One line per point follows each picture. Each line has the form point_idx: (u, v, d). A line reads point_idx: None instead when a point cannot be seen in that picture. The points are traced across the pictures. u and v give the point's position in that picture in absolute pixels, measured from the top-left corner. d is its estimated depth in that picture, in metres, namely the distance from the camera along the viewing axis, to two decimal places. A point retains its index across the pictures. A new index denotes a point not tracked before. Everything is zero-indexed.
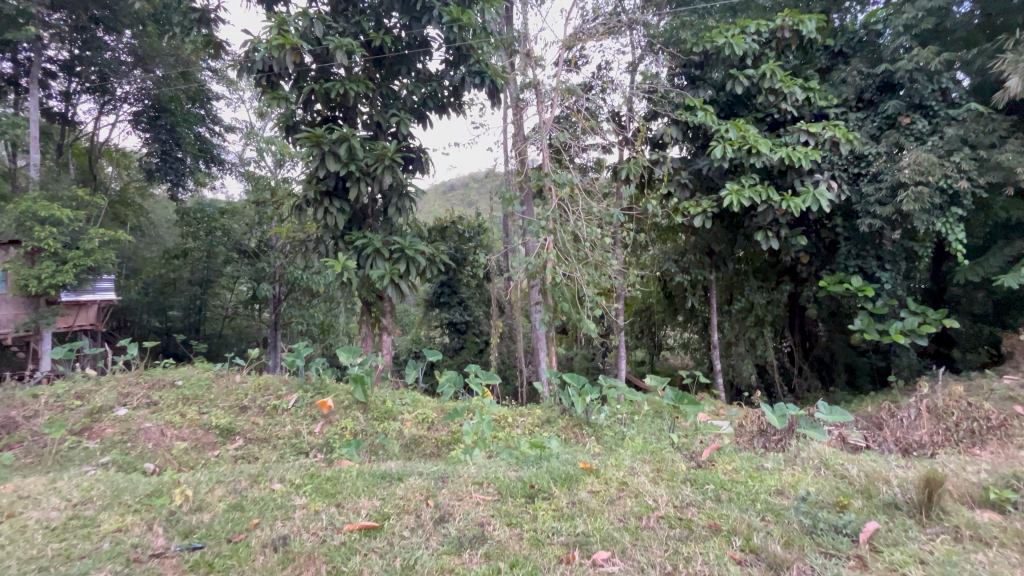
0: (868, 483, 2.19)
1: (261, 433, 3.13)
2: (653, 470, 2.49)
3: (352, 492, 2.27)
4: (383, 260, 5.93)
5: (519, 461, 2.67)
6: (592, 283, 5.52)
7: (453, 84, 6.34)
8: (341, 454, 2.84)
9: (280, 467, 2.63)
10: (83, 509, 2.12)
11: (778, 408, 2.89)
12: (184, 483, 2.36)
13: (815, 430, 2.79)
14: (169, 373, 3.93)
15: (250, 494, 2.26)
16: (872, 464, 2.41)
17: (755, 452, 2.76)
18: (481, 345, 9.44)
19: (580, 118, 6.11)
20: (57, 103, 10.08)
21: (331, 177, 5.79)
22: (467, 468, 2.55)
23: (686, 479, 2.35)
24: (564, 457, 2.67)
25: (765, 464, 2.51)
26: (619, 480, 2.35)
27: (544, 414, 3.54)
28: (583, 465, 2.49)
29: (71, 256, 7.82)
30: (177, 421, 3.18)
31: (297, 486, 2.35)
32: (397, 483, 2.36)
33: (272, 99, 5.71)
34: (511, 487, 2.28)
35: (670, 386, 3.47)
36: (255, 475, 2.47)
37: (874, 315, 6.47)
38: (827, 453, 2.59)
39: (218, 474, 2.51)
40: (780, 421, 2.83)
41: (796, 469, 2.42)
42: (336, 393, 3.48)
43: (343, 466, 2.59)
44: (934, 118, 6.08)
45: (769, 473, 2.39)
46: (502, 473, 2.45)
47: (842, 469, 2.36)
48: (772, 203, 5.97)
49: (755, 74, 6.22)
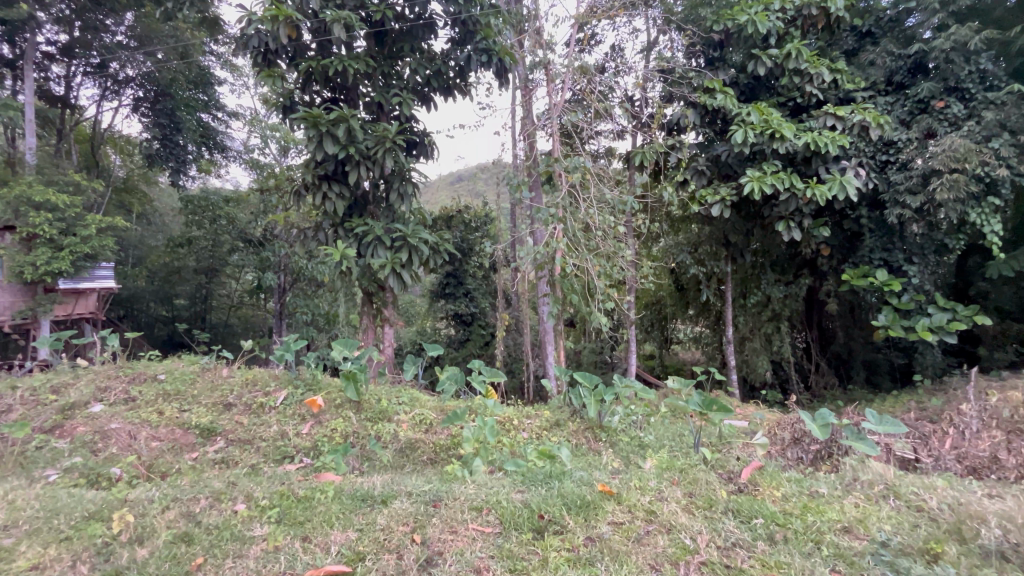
0: (938, 523, 1.87)
1: (243, 435, 2.86)
2: (685, 496, 2.18)
3: (325, 521, 2.00)
4: (385, 249, 5.64)
5: (528, 480, 2.38)
6: (604, 275, 5.22)
7: (458, 64, 6.01)
8: (327, 463, 2.57)
9: (260, 480, 2.37)
10: (3, 538, 1.86)
11: (819, 416, 2.54)
12: (143, 504, 2.09)
13: (863, 442, 2.42)
14: (153, 366, 3.69)
15: (206, 520, 1.99)
16: (946, 492, 2.08)
17: (802, 473, 2.44)
18: (487, 337, 9.19)
19: (592, 100, 5.78)
20: (58, 85, 9.85)
21: (330, 161, 5.51)
22: (464, 488, 2.26)
23: (727, 509, 2.04)
24: (577, 474, 2.37)
25: (817, 489, 2.19)
26: (646, 508, 2.06)
27: (553, 416, 3.26)
28: (600, 487, 2.18)
29: (67, 243, 7.63)
30: (153, 420, 2.93)
31: (263, 509, 2.09)
32: (380, 508, 2.09)
33: (268, 76, 5.35)
34: (516, 518, 2.00)
35: (697, 389, 3.05)
36: (218, 492, 2.20)
37: (901, 311, 6.10)
38: (882, 477, 2.27)
39: (184, 490, 2.24)
40: (823, 431, 2.47)
41: (858, 498, 2.10)
42: (328, 391, 3.23)
43: (327, 484, 2.31)
44: (971, 101, 5.64)
45: (818, 500, 2.08)
46: (505, 496, 2.16)
47: (917, 501, 2.04)
48: (796, 191, 5.58)
49: (779, 53, 5.79)
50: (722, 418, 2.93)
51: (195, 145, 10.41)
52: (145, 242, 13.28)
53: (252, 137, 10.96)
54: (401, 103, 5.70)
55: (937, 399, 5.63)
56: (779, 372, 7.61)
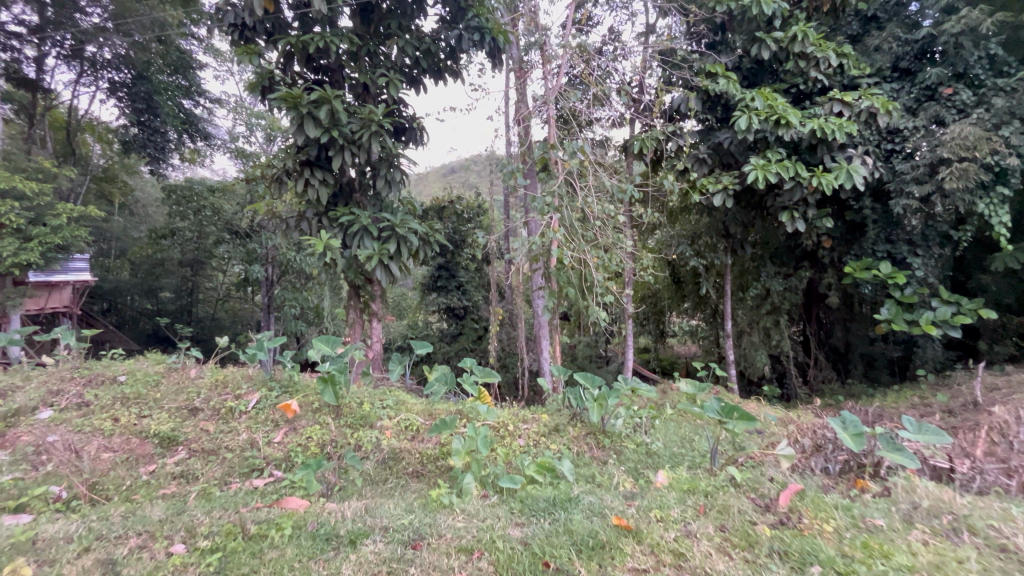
0: (1014, 562, 1.59)
1: (207, 445, 2.56)
2: (718, 532, 1.87)
3: (274, 572, 1.69)
4: (371, 239, 5.31)
5: (530, 508, 2.11)
6: (602, 267, 4.95)
7: (449, 44, 5.68)
8: (298, 482, 2.28)
9: (217, 507, 2.09)
10: None
11: (850, 425, 2.28)
12: (56, 547, 1.76)
13: (901, 454, 2.16)
14: (114, 366, 3.38)
15: (129, 570, 1.67)
16: (1013, 521, 1.81)
17: (844, 494, 2.15)
18: (480, 332, 8.91)
19: (591, 83, 5.49)
20: (31, 68, 9.36)
21: (312, 145, 5.19)
22: (450, 521, 1.98)
23: (774, 552, 1.72)
24: (583, 501, 2.10)
25: (873, 520, 1.86)
26: (672, 549, 1.76)
27: (551, 420, 2.99)
28: (615, 522, 1.90)
29: (36, 232, 7.22)
30: (106, 428, 2.62)
31: (201, 554, 1.77)
32: (348, 552, 1.79)
33: (244, 52, 4.98)
34: (516, 564, 1.72)
35: (714, 395, 2.61)
36: (153, 531, 1.90)
37: (904, 304, 5.90)
38: (925, 499, 2.01)
39: (114, 526, 1.94)
40: (857, 442, 2.20)
41: (923, 530, 1.78)
42: (305, 394, 2.96)
43: (292, 516, 2.02)
44: (980, 87, 5.40)
45: (870, 532, 1.79)
46: (500, 533, 1.89)
47: (999, 539, 1.70)
48: (801, 179, 5.32)
49: (784, 36, 5.48)
50: (743, 429, 2.51)
51: (177, 132, 10.03)
52: (127, 233, 12.86)
53: (236, 125, 10.54)
54: (388, 84, 5.34)
55: (943, 395, 5.44)
56: (778, 367, 7.43)
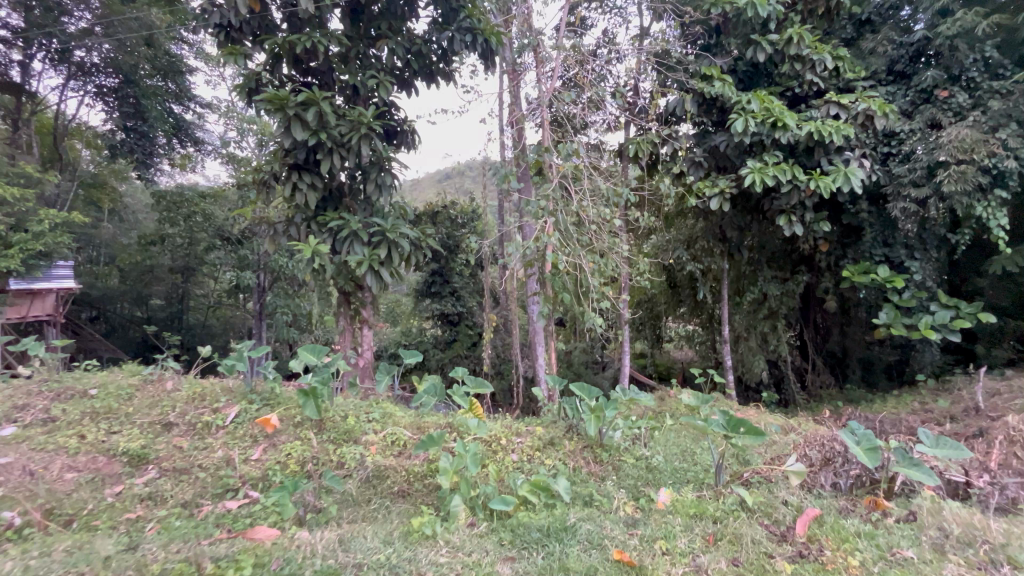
0: None
1: (178, 463, 2.40)
2: (734, 568, 1.73)
3: None
4: (362, 245, 5.16)
5: (523, 535, 1.96)
6: (598, 272, 4.83)
7: (440, 46, 5.57)
8: (273, 507, 2.11)
9: (177, 540, 1.87)
10: None
11: (864, 439, 2.15)
12: None
13: (919, 469, 2.03)
14: (87, 378, 3.22)
15: None
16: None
17: (862, 518, 2.01)
18: (475, 338, 8.76)
19: (586, 86, 5.39)
20: (16, 72, 9.18)
21: (300, 148, 5.05)
22: (433, 556, 1.79)
23: None
24: (581, 530, 1.95)
25: (902, 552, 1.73)
26: None
27: (546, 433, 2.84)
28: (617, 557, 1.76)
29: (17, 239, 7.02)
30: (71, 447, 2.46)
31: None
32: None
33: (228, 53, 4.85)
34: None
35: (719, 409, 2.49)
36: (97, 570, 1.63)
37: (903, 308, 5.81)
38: (944, 524, 1.88)
39: (53, 566, 1.65)
40: (873, 459, 2.08)
41: (958, 565, 1.64)
42: (286, 407, 2.81)
43: (258, 550, 1.80)
44: (976, 90, 5.34)
45: (901, 567, 1.66)
46: (487, 571, 1.72)
47: None
48: (798, 183, 5.23)
49: (778, 38, 5.41)
50: (749, 444, 2.39)
51: (166, 137, 9.83)
52: (116, 240, 12.65)
53: (227, 130, 10.39)
54: (378, 86, 5.22)
55: (944, 401, 5.34)
56: (776, 372, 7.33)
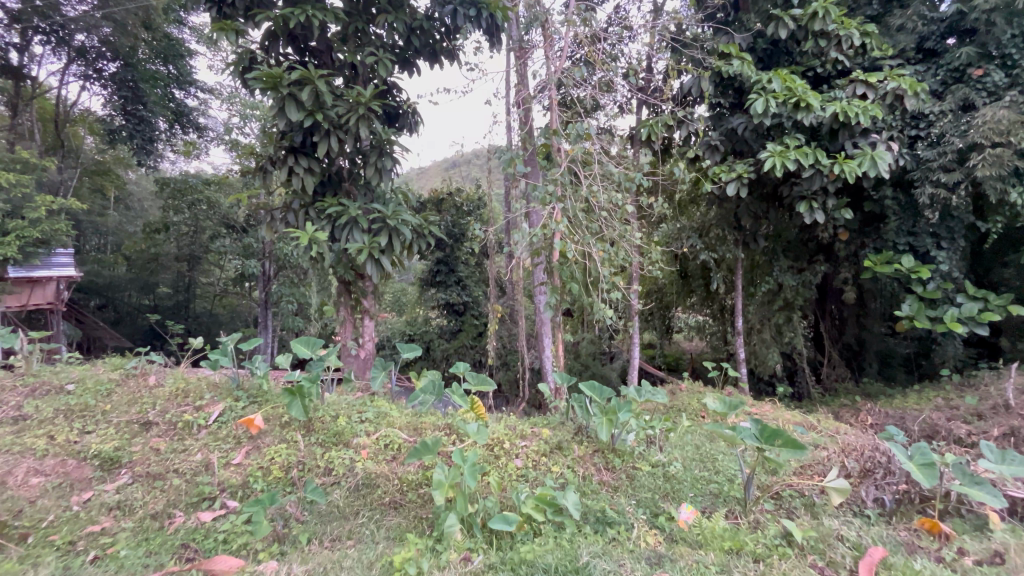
0: None
1: (153, 468, 2.20)
2: None
3: None
4: (361, 232, 4.92)
5: (525, 564, 1.75)
6: (608, 261, 4.56)
7: (444, 23, 5.28)
8: (245, 527, 1.91)
9: (124, 572, 1.67)
10: None
11: (918, 453, 1.97)
12: None
13: (984, 490, 1.82)
14: (66, 372, 3.04)
15: None
16: None
17: (929, 559, 1.72)
18: (481, 328, 8.56)
19: (598, 64, 5.07)
20: (13, 54, 8.90)
21: (296, 131, 4.81)
22: None
23: None
24: (595, 570, 1.68)
25: None
26: None
27: (553, 436, 2.62)
28: None
29: (13, 227, 6.86)
30: (38, 448, 2.27)
31: None
32: None
33: (219, 28, 4.57)
34: None
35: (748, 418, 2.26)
36: None
37: (928, 300, 5.48)
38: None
39: None
40: (929, 476, 1.88)
41: None
42: (273, 405, 2.61)
43: None
44: (1014, 67, 4.93)
45: None
46: None
47: None
48: (821, 167, 4.88)
49: (803, 13, 4.99)
50: (784, 459, 2.15)
51: (166, 122, 9.59)
52: (123, 228, 12.57)
53: (230, 116, 10.16)
54: (376, 64, 4.94)
55: (971, 397, 5.02)
56: (790, 365, 7.05)
